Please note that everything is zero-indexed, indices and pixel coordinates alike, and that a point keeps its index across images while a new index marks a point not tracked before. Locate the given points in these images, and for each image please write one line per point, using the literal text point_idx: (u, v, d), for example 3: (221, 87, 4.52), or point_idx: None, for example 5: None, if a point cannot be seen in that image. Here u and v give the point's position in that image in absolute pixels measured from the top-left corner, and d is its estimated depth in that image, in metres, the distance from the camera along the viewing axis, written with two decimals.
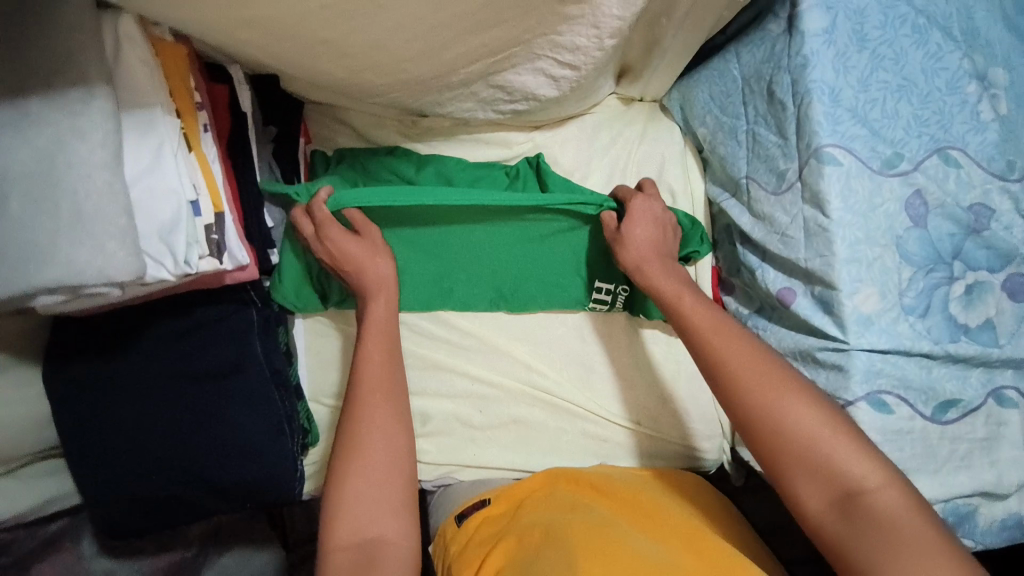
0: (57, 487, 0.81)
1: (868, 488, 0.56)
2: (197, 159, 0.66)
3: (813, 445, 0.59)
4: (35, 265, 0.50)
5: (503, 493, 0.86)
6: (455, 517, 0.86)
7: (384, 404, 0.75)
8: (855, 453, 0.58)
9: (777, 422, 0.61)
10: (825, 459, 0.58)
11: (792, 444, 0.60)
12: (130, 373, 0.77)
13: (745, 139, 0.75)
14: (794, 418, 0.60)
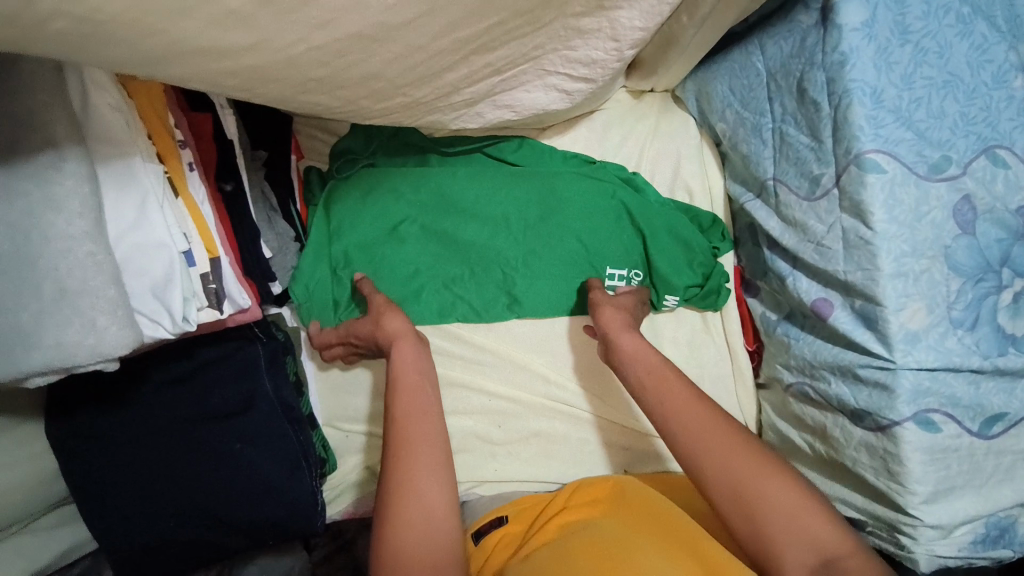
0: (74, 536, 0.78)
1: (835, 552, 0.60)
2: (185, 205, 0.61)
3: (784, 514, 0.61)
4: (21, 350, 0.46)
5: (518, 506, 0.86)
6: (472, 535, 0.84)
7: (426, 452, 0.70)
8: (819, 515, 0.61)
9: (746, 493, 0.63)
10: (789, 527, 0.61)
11: (766, 516, 0.62)
12: (139, 420, 0.74)
13: (772, 138, 0.71)
14: (765, 488, 0.63)
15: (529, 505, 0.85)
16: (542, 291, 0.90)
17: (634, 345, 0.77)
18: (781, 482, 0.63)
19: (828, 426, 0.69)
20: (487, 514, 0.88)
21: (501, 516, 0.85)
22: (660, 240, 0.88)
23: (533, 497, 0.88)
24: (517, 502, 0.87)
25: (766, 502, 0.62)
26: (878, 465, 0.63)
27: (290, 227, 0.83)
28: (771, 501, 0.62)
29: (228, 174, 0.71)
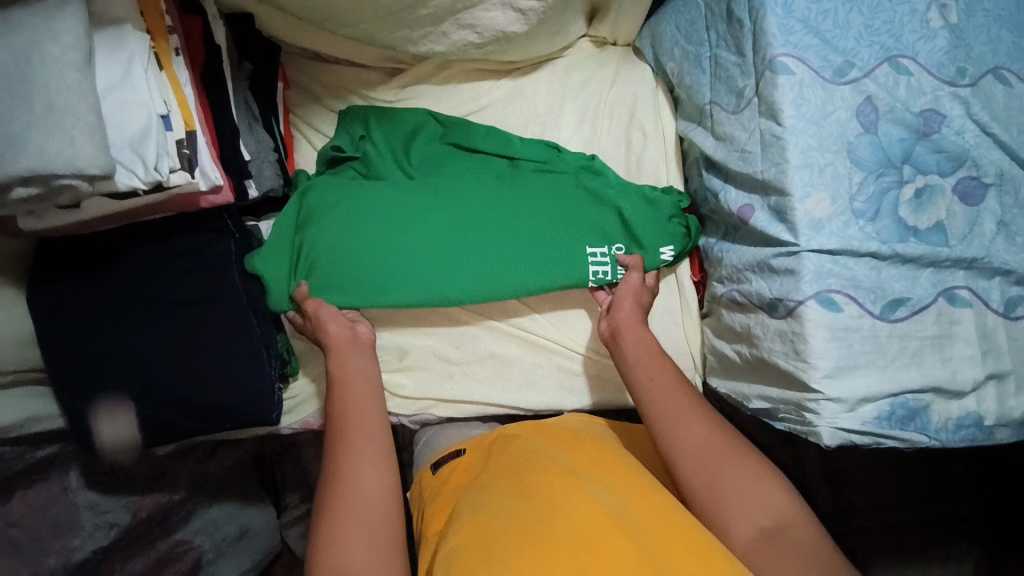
0: (39, 409, 0.82)
1: (782, 523, 0.64)
2: (168, 79, 0.67)
3: (739, 485, 0.66)
4: (8, 155, 0.52)
5: (476, 439, 0.83)
6: (431, 467, 0.83)
7: (365, 439, 0.76)
8: (774, 493, 0.66)
9: (706, 460, 0.68)
10: (741, 496, 0.66)
11: (724, 486, 0.66)
12: (116, 293, 0.80)
13: (709, 64, 0.78)
14: (728, 462, 0.68)
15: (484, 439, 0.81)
16: (533, 263, 0.87)
17: (638, 350, 0.80)
18: (747, 460, 0.68)
19: (751, 326, 0.73)
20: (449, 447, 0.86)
21: (457, 449, 0.83)
22: (633, 208, 0.89)
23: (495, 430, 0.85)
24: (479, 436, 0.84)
25: (727, 472, 0.67)
26: (788, 348, 0.67)
27: (269, 137, 0.90)
28: (728, 468, 0.67)
29: (215, 71, 0.79)
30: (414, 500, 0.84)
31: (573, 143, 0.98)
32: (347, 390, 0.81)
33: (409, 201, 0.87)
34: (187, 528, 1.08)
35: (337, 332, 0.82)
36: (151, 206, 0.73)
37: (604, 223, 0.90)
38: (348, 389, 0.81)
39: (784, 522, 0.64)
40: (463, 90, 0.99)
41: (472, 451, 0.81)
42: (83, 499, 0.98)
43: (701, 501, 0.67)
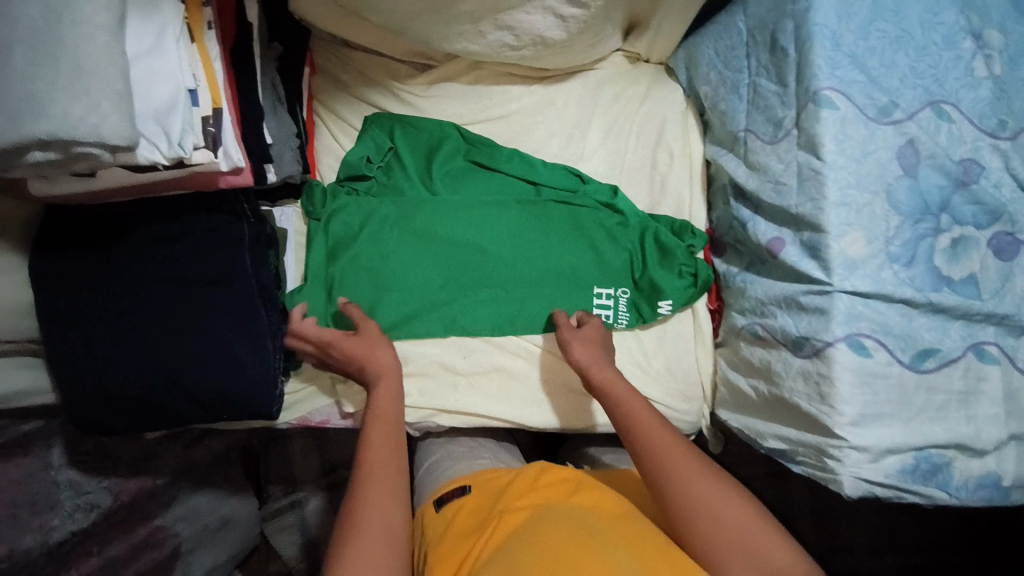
0: (31, 381, 0.79)
1: (783, 568, 0.59)
2: (199, 53, 0.65)
3: (739, 532, 0.61)
4: (30, 115, 0.50)
5: (481, 476, 0.77)
6: (433, 501, 0.77)
7: (389, 486, 0.68)
8: (772, 538, 0.61)
9: (700, 508, 0.63)
10: (739, 543, 0.61)
11: (721, 532, 0.61)
12: (120, 270, 0.77)
13: (746, 91, 0.77)
14: (724, 507, 0.63)
15: (492, 475, 0.77)
16: (538, 301, 0.94)
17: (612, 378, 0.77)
18: (739, 502, 0.63)
19: (771, 363, 0.72)
20: (449, 482, 0.80)
21: (462, 485, 0.77)
22: (642, 253, 0.93)
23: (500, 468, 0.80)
24: (482, 473, 0.79)
25: (721, 516, 0.62)
26: (811, 390, 0.66)
27: (293, 122, 0.87)
28: (725, 515, 0.62)
29: (245, 50, 0.77)
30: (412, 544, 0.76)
31: (594, 157, 0.97)
32: (373, 432, 0.73)
33: (441, 235, 0.94)
34: (168, 515, 1.07)
35: (388, 360, 0.81)
36: (167, 183, 0.70)
37: (610, 264, 0.94)
38: (371, 431, 0.73)
39: (786, 569, 0.59)
40: (492, 93, 0.98)
41: (477, 489, 0.75)
42: (64, 478, 0.94)
43: (697, 541, 0.62)
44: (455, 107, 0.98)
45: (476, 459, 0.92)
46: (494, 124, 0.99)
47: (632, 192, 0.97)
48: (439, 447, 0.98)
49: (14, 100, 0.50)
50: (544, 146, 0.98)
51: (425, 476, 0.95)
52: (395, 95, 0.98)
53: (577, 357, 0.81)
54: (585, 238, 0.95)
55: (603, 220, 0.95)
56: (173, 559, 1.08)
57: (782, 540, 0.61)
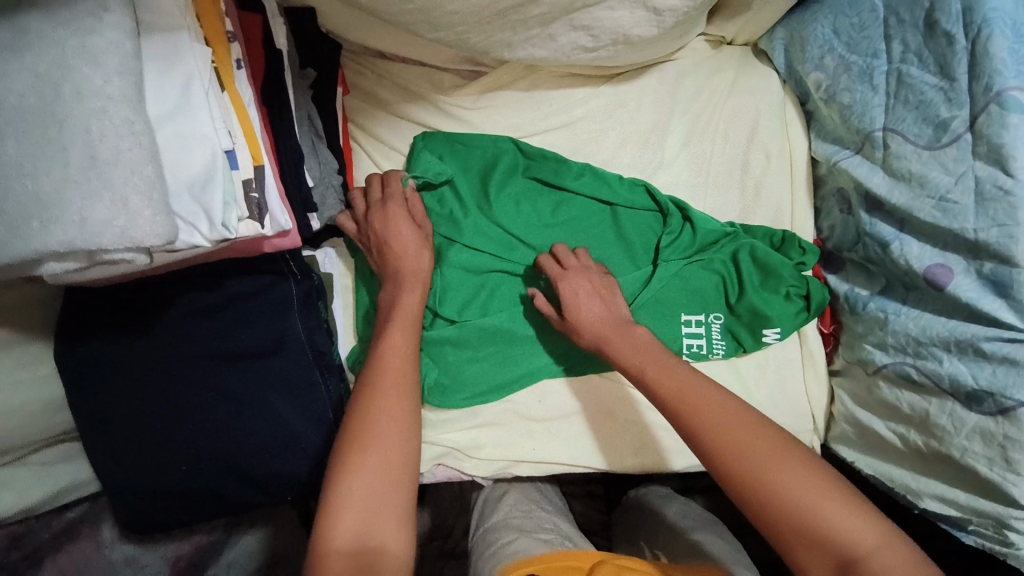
0: (75, 475, 0.72)
1: (866, 552, 0.50)
2: (232, 101, 0.54)
3: (823, 519, 0.51)
4: (37, 223, 0.39)
5: (550, 564, 0.68)
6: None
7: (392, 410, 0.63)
8: (850, 509, 0.52)
9: (750, 454, 0.55)
10: (820, 529, 0.51)
11: (799, 508, 0.52)
12: (160, 351, 0.67)
13: (886, 81, 0.66)
14: (791, 477, 0.53)
15: (564, 563, 0.69)
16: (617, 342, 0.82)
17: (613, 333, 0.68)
18: (811, 476, 0.53)
19: (930, 412, 0.63)
20: (505, 570, 0.69)
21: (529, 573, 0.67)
22: (741, 271, 0.77)
23: (563, 552, 0.71)
24: (547, 558, 0.69)
25: (790, 494, 0.53)
26: (993, 454, 0.58)
27: (334, 158, 0.77)
28: (783, 476, 0.53)
29: (273, 83, 0.65)
30: None
31: (675, 164, 0.82)
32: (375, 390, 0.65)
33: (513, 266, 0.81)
34: (221, 564, 0.94)
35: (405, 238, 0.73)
36: (203, 256, 0.60)
37: (701, 286, 0.78)
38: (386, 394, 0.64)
39: (872, 551, 0.50)
40: (552, 101, 0.83)
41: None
42: (119, 555, 0.88)
43: (786, 527, 0.52)
44: (511, 118, 0.83)
45: (537, 534, 0.78)
46: (555, 134, 0.83)
47: (720, 199, 0.82)
48: (495, 519, 0.84)
49: (16, 205, 0.40)
50: (616, 155, 0.82)
51: (476, 553, 0.81)
52: (439, 109, 0.83)
53: (570, 286, 0.71)
54: (673, 257, 0.78)
55: (693, 239, 0.79)
56: None
57: (868, 514, 0.52)
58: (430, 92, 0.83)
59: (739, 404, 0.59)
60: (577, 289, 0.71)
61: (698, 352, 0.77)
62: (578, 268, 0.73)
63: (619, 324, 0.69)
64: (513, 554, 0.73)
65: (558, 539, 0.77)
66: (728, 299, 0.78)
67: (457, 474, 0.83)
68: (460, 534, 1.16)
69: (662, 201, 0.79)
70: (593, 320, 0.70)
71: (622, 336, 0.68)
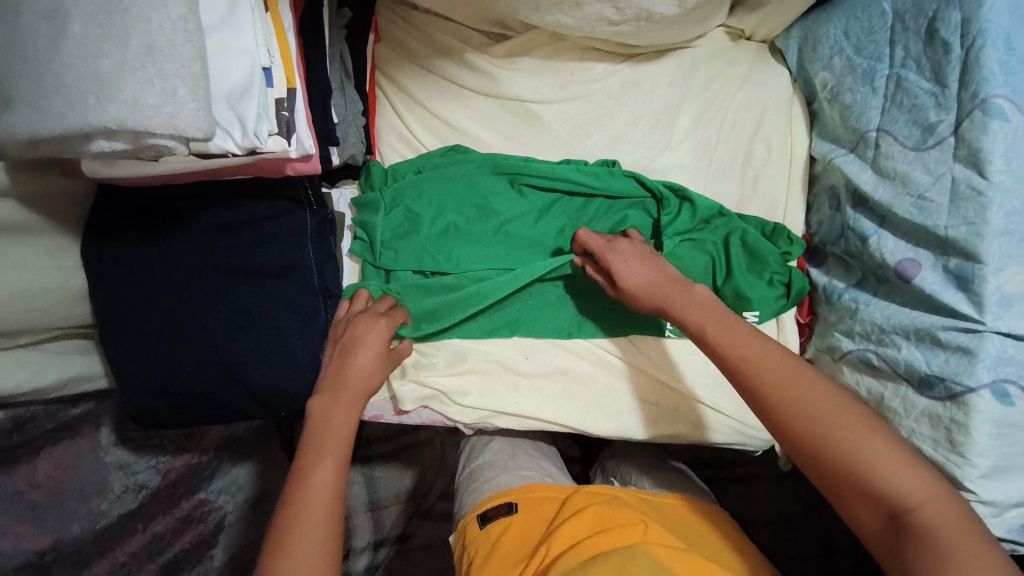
0: (85, 367, 0.76)
1: (922, 510, 0.51)
2: (273, 23, 0.58)
3: (879, 474, 0.52)
4: (95, 100, 0.43)
5: (531, 494, 0.73)
6: (477, 516, 0.73)
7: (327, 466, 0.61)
8: (906, 466, 0.52)
9: (832, 435, 0.54)
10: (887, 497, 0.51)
11: (851, 461, 0.53)
12: (178, 259, 0.72)
13: (885, 85, 0.70)
14: (856, 436, 0.54)
15: (544, 493, 0.73)
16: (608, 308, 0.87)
17: (683, 307, 0.66)
18: (876, 435, 0.54)
19: (885, 397, 0.67)
20: (489, 497, 0.76)
21: (509, 501, 0.73)
22: (729, 255, 0.81)
23: (544, 483, 0.76)
24: (527, 488, 0.74)
25: (848, 450, 0.53)
26: (938, 435, 0.62)
27: (359, 100, 0.80)
28: (839, 432, 0.54)
29: (311, 17, 0.69)
30: (458, 547, 0.75)
31: (683, 146, 0.86)
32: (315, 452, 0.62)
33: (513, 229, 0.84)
34: (210, 487, 1.00)
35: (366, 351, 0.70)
36: (230, 170, 0.64)
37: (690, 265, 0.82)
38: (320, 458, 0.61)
39: (928, 508, 0.51)
40: (571, 72, 0.86)
41: (526, 508, 0.72)
42: (113, 458, 0.93)
43: (842, 480, 0.54)
44: (532, 83, 0.86)
45: (520, 471, 0.83)
46: (571, 104, 0.87)
47: (720, 188, 0.86)
48: (482, 459, 0.89)
49: (76, 81, 0.44)
50: (627, 131, 0.86)
51: (463, 489, 0.87)
52: (464, 67, 0.87)
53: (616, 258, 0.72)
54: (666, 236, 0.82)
55: (684, 219, 0.83)
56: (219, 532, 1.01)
57: (926, 473, 0.52)
58: (458, 48, 0.87)
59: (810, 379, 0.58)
60: (623, 258, 0.72)
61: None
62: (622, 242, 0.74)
63: (674, 281, 0.69)
64: (497, 488, 0.79)
65: (540, 475, 0.82)
66: (714, 281, 0.82)
67: (441, 417, 0.88)
68: (438, 495, 1.22)
69: (660, 186, 0.83)
70: (643, 283, 0.70)
71: (680, 291, 0.68)
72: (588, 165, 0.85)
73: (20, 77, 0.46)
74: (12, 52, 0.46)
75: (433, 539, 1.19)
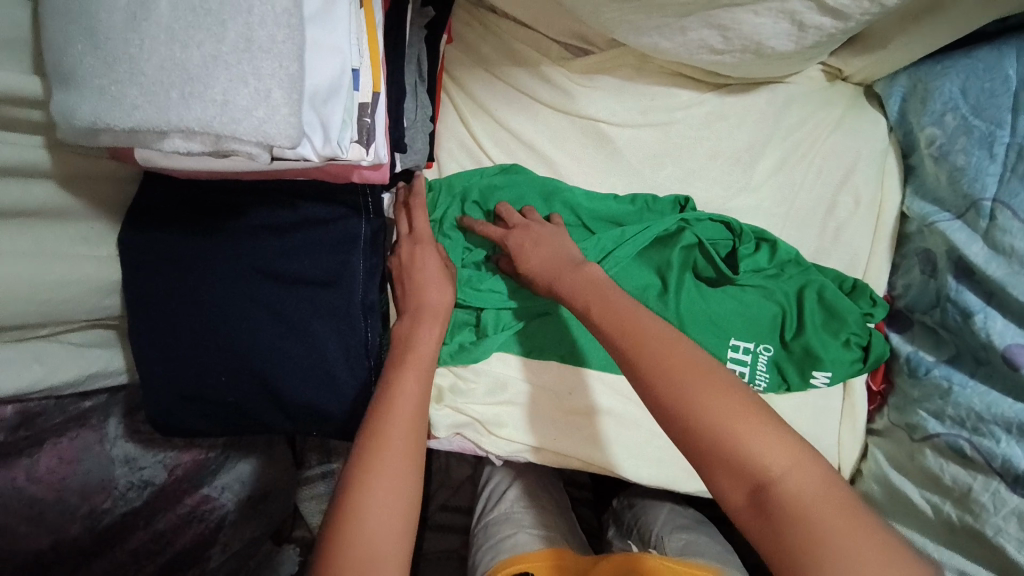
0: (107, 362, 0.71)
1: (780, 478, 0.46)
2: (366, 19, 0.53)
3: (730, 437, 0.48)
4: (179, 95, 0.38)
5: (547, 564, 0.69)
6: None
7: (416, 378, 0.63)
8: (761, 429, 0.48)
9: (694, 399, 0.50)
10: (747, 464, 0.47)
11: (708, 429, 0.49)
12: (221, 258, 0.66)
13: (1006, 154, 0.66)
14: (712, 400, 0.50)
15: (561, 562, 0.70)
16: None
17: (576, 285, 0.65)
18: (724, 394, 0.50)
19: (972, 488, 0.63)
20: (503, 563, 0.71)
21: (525, 571, 0.68)
22: (803, 307, 0.76)
23: (560, 550, 0.72)
24: (543, 556, 0.70)
25: (703, 416, 0.49)
26: None
27: (431, 105, 0.76)
28: (701, 397, 0.50)
29: (395, 14, 0.63)
30: None
31: (762, 188, 0.81)
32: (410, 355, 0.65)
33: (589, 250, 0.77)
34: (215, 484, 0.96)
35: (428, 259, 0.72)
36: (295, 172, 0.58)
37: (762, 316, 0.77)
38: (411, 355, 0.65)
39: (784, 475, 0.46)
40: (655, 97, 0.80)
41: None
42: (119, 452, 0.83)
43: (703, 453, 0.49)
44: (610, 105, 0.80)
45: (535, 530, 0.78)
46: (649, 131, 0.81)
47: (798, 235, 0.81)
48: (496, 513, 0.85)
49: (158, 70, 0.38)
50: (706, 166, 0.81)
51: (477, 543, 0.82)
52: (540, 81, 0.81)
53: (517, 244, 0.72)
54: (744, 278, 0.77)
55: (759, 264, 0.78)
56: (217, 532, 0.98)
57: (781, 437, 0.48)
58: (536, 59, 0.81)
59: (677, 338, 0.55)
60: (525, 239, 0.72)
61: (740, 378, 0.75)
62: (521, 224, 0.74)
63: (570, 264, 0.68)
64: (512, 548, 0.74)
65: (556, 536, 0.78)
66: (784, 333, 0.77)
67: (472, 446, 0.82)
68: (436, 506, 1.16)
69: (740, 227, 0.78)
70: (544, 265, 0.69)
71: (569, 269, 0.66)
72: (661, 199, 0.80)
73: (86, 56, 0.40)
74: (82, 25, 0.40)
75: (425, 554, 1.14)
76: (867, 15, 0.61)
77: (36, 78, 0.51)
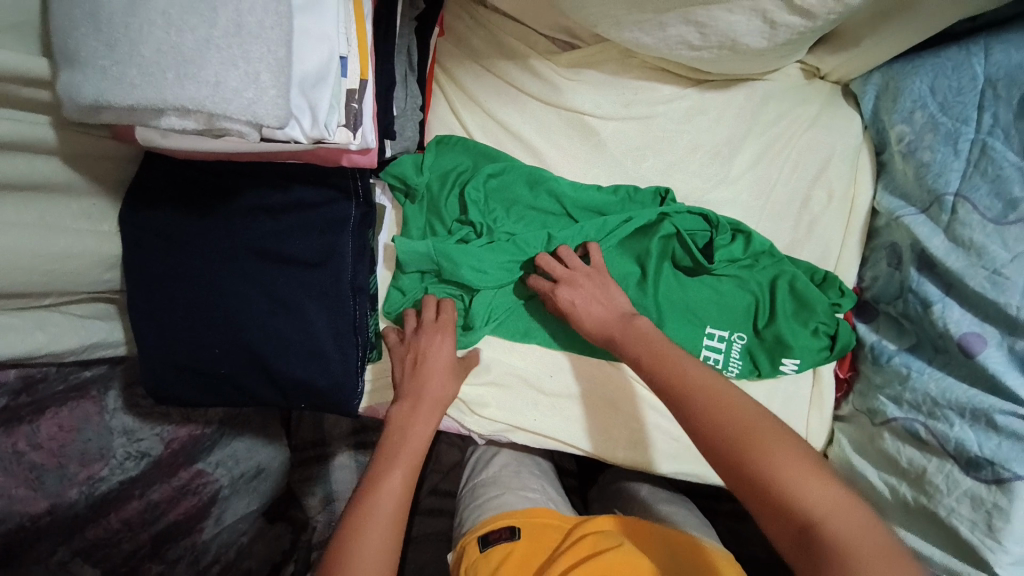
0: (107, 333, 0.75)
1: (822, 517, 0.48)
2: (354, 8, 0.56)
3: (776, 481, 0.50)
4: (175, 76, 0.41)
5: (531, 519, 0.72)
6: (477, 538, 0.71)
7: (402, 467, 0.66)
8: (808, 474, 0.50)
9: (740, 443, 0.53)
10: (791, 506, 0.49)
11: (757, 471, 0.51)
12: (216, 236, 0.69)
13: (970, 150, 0.69)
14: (764, 438, 0.53)
15: (545, 519, 0.73)
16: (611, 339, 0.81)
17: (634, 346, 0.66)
18: (776, 441, 0.52)
19: (927, 469, 0.67)
20: (490, 519, 0.74)
21: (511, 525, 0.71)
22: (773, 296, 0.79)
23: (549, 510, 0.75)
24: (529, 513, 0.73)
25: (748, 456, 0.52)
26: (978, 517, 0.62)
27: (420, 94, 0.80)
28: (743, 438, 0.53)
29: (385, 7, 0.67)
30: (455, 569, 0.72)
31: (739, 181, 0.84)
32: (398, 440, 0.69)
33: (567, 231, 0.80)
34: (209, 459, 1.00)
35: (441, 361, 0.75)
36: (286, 154, 0.61)
37: (734, 304, 0.80)
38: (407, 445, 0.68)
39: (826, 517, 0.48)
40: (638, 91, 0.83)
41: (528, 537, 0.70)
42: (117, 424, 0.86)
43: (750, 494, 0.52)
44: (593, 97, 0.83)
45: (524, 492, 0.81)
46: (631, 123, 0.84)
47: (773, 229, 0.84)
48: (485, 475, 0.88)
49: (156, 53, 0.41)
50: (685, 159, 0.83)
51: (464, 505, 0.85)
52: (527, 74, 0.84)
53: (568, 299, 0.72)
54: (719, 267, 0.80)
55: (734, 254, 0.81)
56: (211, 506, 1.00)
57: (827, 482, 0.50)
58: (524, 53, 0.84)
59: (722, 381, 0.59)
60: (575, 297, 0.72)
61: (713, 364, 0.78)
62: (567, 276, 0.74)
63: (622, 316, 0.70)
64: (500, 507, 0.77)
65: (544, 498, 0.81)
66: (755, 321, 0.80)
67: (456, 425, 0.85)
68: (427, 490, 1.19)
69: (717, 219, 0.81)
70: (600, 316, 0.71)
71: (623, 325, 0.69)
72: (641, 190, 0.82)
73: (89, 39, 0.43)
74: (87, 10, 0.43)
75: (417, 534, 1.16)
76: (835, 15, 0.64)
77: (43, 59, 0.55)
